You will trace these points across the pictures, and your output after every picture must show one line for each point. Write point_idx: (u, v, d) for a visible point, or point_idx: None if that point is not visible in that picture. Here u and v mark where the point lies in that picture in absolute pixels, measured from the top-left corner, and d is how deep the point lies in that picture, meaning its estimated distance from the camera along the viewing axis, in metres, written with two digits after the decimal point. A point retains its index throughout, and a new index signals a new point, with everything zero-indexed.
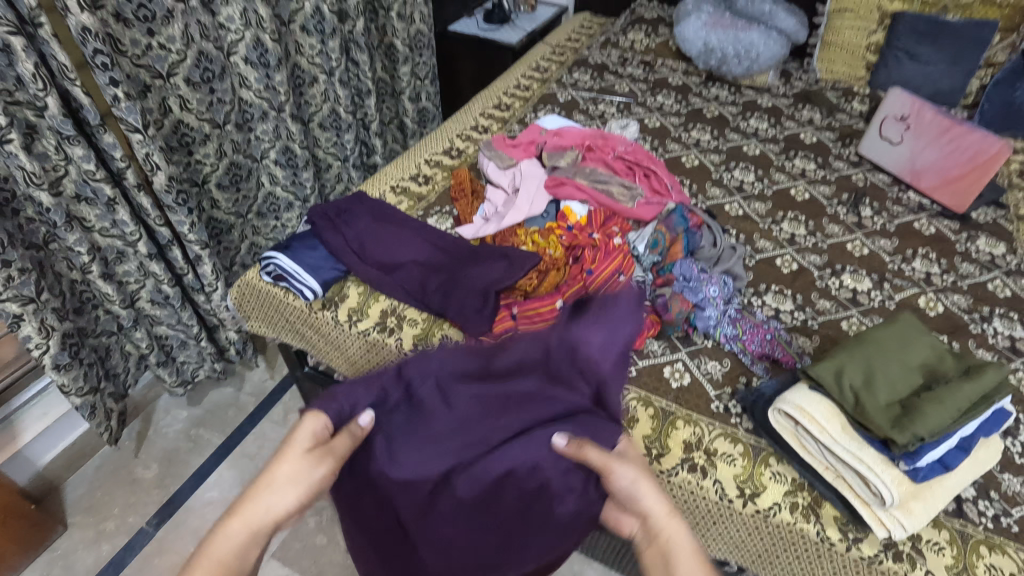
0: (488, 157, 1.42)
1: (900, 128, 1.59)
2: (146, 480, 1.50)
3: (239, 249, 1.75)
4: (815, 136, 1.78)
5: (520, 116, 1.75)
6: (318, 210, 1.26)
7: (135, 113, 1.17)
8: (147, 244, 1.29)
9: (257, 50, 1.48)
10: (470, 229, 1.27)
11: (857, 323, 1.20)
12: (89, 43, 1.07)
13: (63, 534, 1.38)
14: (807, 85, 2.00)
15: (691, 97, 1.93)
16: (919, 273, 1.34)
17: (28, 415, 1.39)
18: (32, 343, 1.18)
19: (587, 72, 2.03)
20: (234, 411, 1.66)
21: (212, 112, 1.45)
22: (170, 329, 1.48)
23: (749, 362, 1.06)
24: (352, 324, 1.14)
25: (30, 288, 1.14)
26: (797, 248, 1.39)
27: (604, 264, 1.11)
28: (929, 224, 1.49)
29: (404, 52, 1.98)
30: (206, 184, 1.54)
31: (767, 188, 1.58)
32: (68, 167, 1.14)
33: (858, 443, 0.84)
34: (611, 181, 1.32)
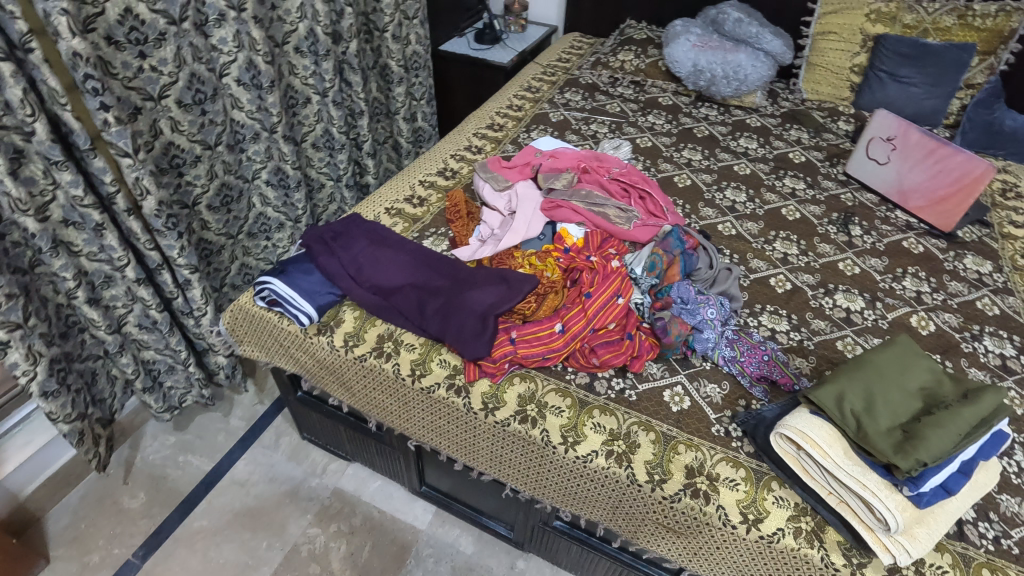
0: (484, 179, 1.42)
1: (886, 149, 1.62)
2: (133, 509, 1.45)
3: (229, 270, 1.72)
4: (803, 156, 1.81)
5: (513, 136, 1.76)
6: (313, 233, 1.25)
7: (126, 137, 1.16)
8: (135, 268, 1.27)
9: (250, 72, 1.47)
10: (466, 252, 1.26)
11: (852, 344, 1.21)
12: (80, 68, 1.05)
13: (45, 568, 1.34)
14: (794, 106, 2.04)
15: (682, 117, 1.96)
16: (910, 292, 1.36)
17: (11, 444, 1.35)
18: (18, 370, 1.15)
19: (578, 92, 2.05)
20: (224, 436, 1.63)
21: (203, 133, 1.44)
22: (158, 353, 1.45)
23: (748, 385, 1.06)
24: (347, 349, 1.13)
25: (15, 315, 1.12)
26: (791, 268, 1.40)
27: (602, 288, 1.11)
28: (917, 243, 1.51)
29: (399, 72, 1.98)
30: (196, 206, 1.52)
31: (759, 208, 1.60)
32: (56, 192, 1.11)
33: (862, 468, 0.83)
34: (607, 204, 1.32)
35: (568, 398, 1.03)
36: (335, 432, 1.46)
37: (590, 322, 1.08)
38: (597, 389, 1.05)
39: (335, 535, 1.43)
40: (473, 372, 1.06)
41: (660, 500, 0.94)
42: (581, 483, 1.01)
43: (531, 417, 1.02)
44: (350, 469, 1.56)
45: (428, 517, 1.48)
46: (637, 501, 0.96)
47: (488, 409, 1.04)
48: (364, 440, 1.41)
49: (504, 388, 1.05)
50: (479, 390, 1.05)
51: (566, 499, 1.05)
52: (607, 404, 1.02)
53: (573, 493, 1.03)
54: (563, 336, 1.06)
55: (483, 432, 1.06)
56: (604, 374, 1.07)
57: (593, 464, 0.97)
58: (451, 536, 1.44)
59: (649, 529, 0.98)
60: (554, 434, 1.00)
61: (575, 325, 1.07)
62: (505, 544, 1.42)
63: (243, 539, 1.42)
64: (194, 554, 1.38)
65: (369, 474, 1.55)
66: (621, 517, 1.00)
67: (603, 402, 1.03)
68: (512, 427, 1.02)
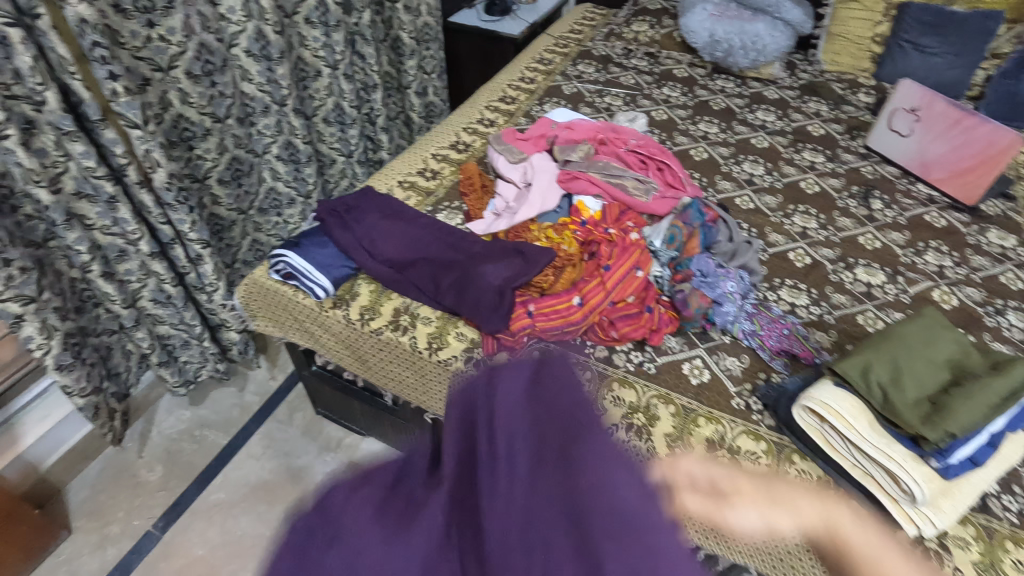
0: (498, 152, 1.40)
1: (909, 121, 1.58)
2: (151, 482, 1.47)
3: (240, 245, 1.72)
4: (822, 128, 1.77)
5: (526, 110, 1.72)
6: (326, 207, 1.23)
7: (136, 109, 1.14)
8: (148, 243, 1.26)
9: (259, 42, 1.44)
10: (481, 225, 1.25)
11: (873, 318, 1.20)
12: (88, 35, 1.03)
13: (67, 539, 1.36)
14: (812, 77, 2.00)
15: (698, 89, 1.92)
16: (932, 267, 1.34)
17: (29, 418, 1.37)
18: (33, 344, 1.15)
19: (591, 64, 2.00)
20: (238, 411, 1.63)
21: (213, 106, 1.42)
22: (173, 328, 1.44)
23: (769, 358, 1.05)
24: (363, 322, 1.12)
25: (30, 289, 1.11)
26: (810, 242, 1.38)
27: (621, 260, 1.09)
28: (939, 216, 1.48)
29: (411, 45, 1.95)
30: (207, 179, 1.50)
31: (777, 181, 1.57)
32: (68, 163, 1.10)
33: (887, 440, 0.83)
34: (625, 175, 1.30)
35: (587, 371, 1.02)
36: (350, 407, 1.46)
37: (609, 294, 1.06)
38: (616, 361, 1.04)
39: None
40: (490, 345, 1.05)
41: None
42: None
43: None
44: (364, 444, 1.57)
45: None
46: None
47: None
48: (379, 415, 1.41)
49: None
50: None
51: None
52: (627, 376, 1.02)
53: None
54: (581, 309, 1.04)
55: None
56: (622, 348, 1.06)
57: None
58: None
59: None
60: None
61: (594, 299, 1.05)
62: None
63: (260, 512, 1.43)
64: (212, 525, 1.40)
65: (383, 448, 1.56)
66: None
67: (623, 375, 1.02)
68: None
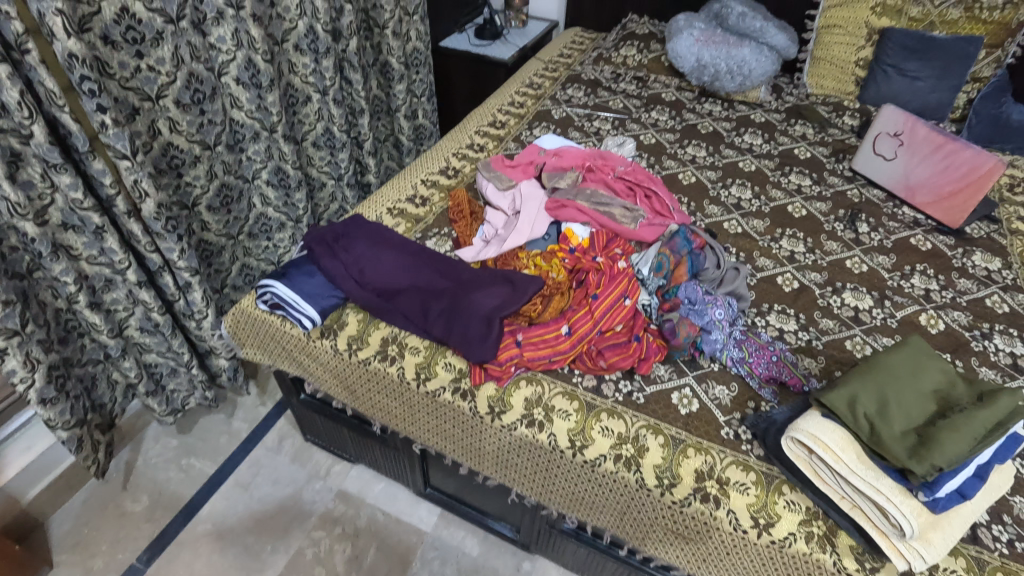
0: (487, 179, 1.40)
1: (893, 145, 1.60)
2: (136, 513, 1.45)
3: (230, 271, 1.71)
4: (809, 151, 1.79)
5: (516, 134, 1.74)
6: (315, 235, 1.23)
7: (124, 140, 1.14)
8: (136, 272, 1.25)
9: (249, 70, 1.45)
10: (470, 252, 1.25)
11: (861, 343, 1.20)
12: (76, 69, 1.04)
13: (48, 574, 1.33)
14: (798, 100, 2.02)
15: (685, 113, 1.94)
16: (918, 290, 1.35)
17: (13, 449, 1.34)
18: (16, 378, 1.14)
19: (580, 88, 2.03)
20: (226, 439, 1.61)
21: (203, 133, 1.42)
22: (160, 357, 1.43)
23: (757, 386, 1.05)
24: (351, 352, 1.12)
25: (13, 321, 1.10)
26: (797, 266, 1.39)
27: (609, 289, 1.10)
28: (925, 239, 1.50)
29: (400, 70, 1.96)
30: (196, 206, 1.50)
31: (765, 205, 1.58)
32: (55, 195, 1.10)
33: (876, 473, 0.82)
34: (613, 203, 1.30)
35: (575, 401, 1.02)
36: (339, 434, 1.45)
37: (597, 323, 1.07)
38: (604, 392, 1.03)
39: (338, 538, 1.42)
40: (478, 375, 1.04)
41: (670, 505, 0.93)
42: (590, 488, 1.00)
43: (538, 421, 1.01)
44: (354, 471, 1.55)
45: (432, 519, 1.47)
46: (646, 505, 0.96)
47: (494, 413, 1.03)
48: (368, 442, 1.40)
49: (510, 391, 1.04)
50: (484, 394, 1.04)
51: (574, 502, 1.04)
52: (615, 407, 1.01)
53: (581, 498, 1.03)
54: (569, 338, 1.05)
55: (489, 437, 1.05)
56: (611, 377, 1.05)
57: (601, 468, 0.97)
58: (457, 538, 1.43)
59: (658, 533, 0.98)
60: (562, 437, 0.99)
61: (582, 327, 1.06)
62: (511, 545, 1.42)
63: (247, 543, 1.41)
64: (198, 557, 1.38)
65: (373, 475, 1.54)
66: (627, 522, 1.00)
67: (611, 406, 1.01)
68: (518, 431, 1.01)
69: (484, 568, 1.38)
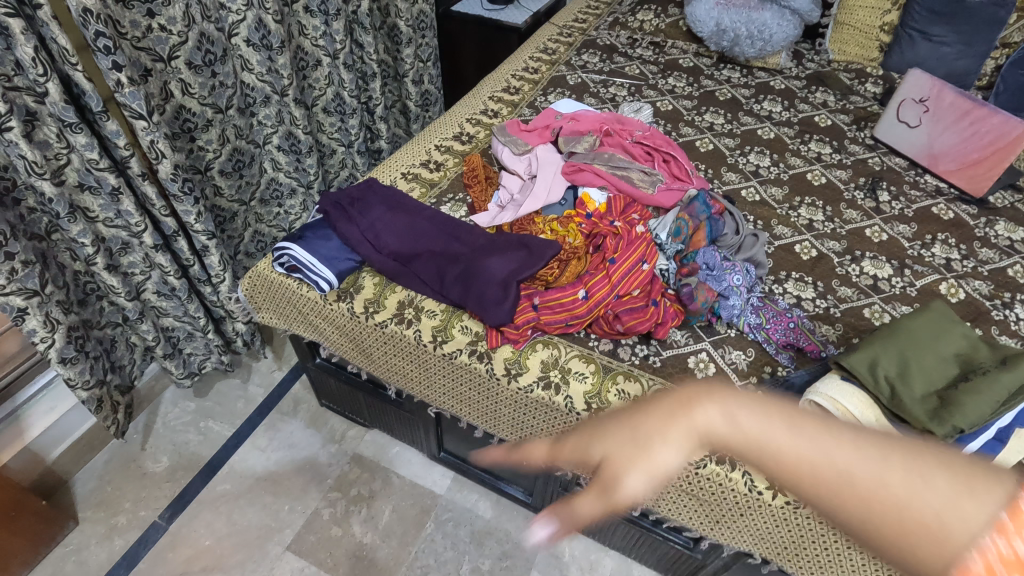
0: (502, 143, 1.38)
1: (917, 112, 1.56)
2: (156, 473, 1.48)
3: (242, 237, 1.71)
4: (829, 119, 1.75)
5: (530, 100, 1.71)
6: (330, 199, 1.22)
7: (140, 99, 1.12)
8: (152, 235, 1.25)
9: (260, 31, 1.42)
10: (486, 217, 1.24)
11: (879, 311, 1.19)
12: (91, 25, 1.02)
13: (74, 529, 1.37)
14: (819, 67, 1.97)
15: (703, 79, 1.90)
16: (939, 260, 1.33)
17: (36, 409, 1.37)
18: (37, 337, 1.15)
19: (595, 54, 1.98)
20: (243, 403, 1.64)
21: (215, 96, 1.41)
22: (177, 320, 1.44)
23: (774, 351, 1.05)
24: (368, 315, 1.11)
25: (33, 282, 1.11)
26: (816, 235, 1.37)
27: (627, 253, 1.09)
28: (947, 208, 1.47)
29: (408, 33, 1.92)
30: (209, 171, 1.50)
31: (783, 173, 1.55)
32: (71, 155, 1.09)
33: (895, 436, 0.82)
34: (630, 168, 1.29)
35: (592, 364, 1.02)
36: (354, 398, 1.46)
37: (614, 288, 1.06)
38: (621, 355, 1.04)
39: (355, 499, 1.45)
40: (495, 338, 1.05)
41: (685, 467, 0.94)
42: None
43: (554, 383, 1.01)
44: (368, 436, 1.57)
45: (446, 482, 1.49)
46: None
47: (510, 375, 1.03)
48: (383, 407, 1.41)
49: (527, 353, 1.04)
50: (501, 356, 1.04)
51: None
52: (631, 370, 1.02)
53: None
54: (586, 302, 1.05)
55: (504, 399, 1.06)
56: (627, 341, 1.06)
57: None
58: (469, 501, 1.46)
59: (673, 495, 0.99)
60: (578, 400, 0.99)
61: (599, 291, 1.05)
62: (523, 509, 1.44)
63: (265, 503, 1.44)
64: (218, 516, 1.41)
65: (388, 440, 1.57)
66: None
67: (627, 369, 1.02)
68: (534, 394, 1.01)
69: (498, 530, 1.41)
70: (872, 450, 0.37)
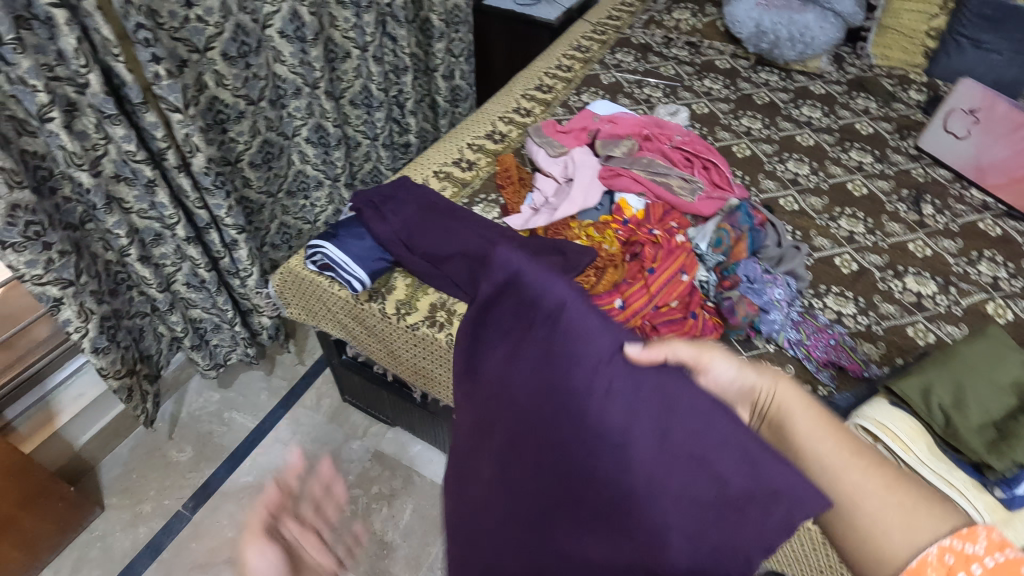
0: (538, 144, 1.36)
1: (967, 122, 1.51)
2: (181, 462, 1.49)
3: (269, 229, 1.71)
4: (871, 127, 1.70)
5: (563, 99, 1.68)
6: (363, 197, 1.21)
7: (177, 92, 1.12)
8: (185, 227, 1.25)
9: (294, 23, 1.41)
10: (520, 220, 1.22)
11: (923, 330, 1.15)
12: (131, 17, 1.01)
13: (99, 515, 1.38)
14: (860, 72, 1.91)
15: (740, 82, 1.85)
16: (986, 278, 1.28)
17: (65, 395, 1.40)
18: (71, 327, 1.16)
19: (630, 53, 1.94)
20: (266, 395, 1.64)
21: (247, 88, 1.40)
22: (205, 312, 1.44)
23: (814, 369, 1.01)
24: (400, 317, 1.11)
25: (68, 272, 1.11)
26: (857, 247, 1.33)
27: (666, 263, 1.07)
28: (994, 224, 1.42)
29: (440, 27, 1.90)
30: (239, 162, 1.49)
31: (823, 182, 1.51)
32: (108, 146, 1.09)
33: (948, 466, 0.79)
34: (670, 174, 1.25)
35: None
36: (378, 396, 1.45)
37: (652, 299, 1.03)
38: None
39: (375, 497, 1.45)
40: None
41: None
42: None
43: None
44: (390, 433, 1.57)
45: None
46: None
47: None
48: (407, 406, 1.41)
49: None
50: None
51: None
52: None
53: None
54: (623, 312, 1.02)
55: None
56: None
57: None
58: None
59: None
60: None
61: (635, 302, 1.03)
62: None
63: None
64: (241, 508, 1.42)
65: (409, 438, 1.56)
66: None
67: None
68: None
69: None
70: (886, 470, 0.58)
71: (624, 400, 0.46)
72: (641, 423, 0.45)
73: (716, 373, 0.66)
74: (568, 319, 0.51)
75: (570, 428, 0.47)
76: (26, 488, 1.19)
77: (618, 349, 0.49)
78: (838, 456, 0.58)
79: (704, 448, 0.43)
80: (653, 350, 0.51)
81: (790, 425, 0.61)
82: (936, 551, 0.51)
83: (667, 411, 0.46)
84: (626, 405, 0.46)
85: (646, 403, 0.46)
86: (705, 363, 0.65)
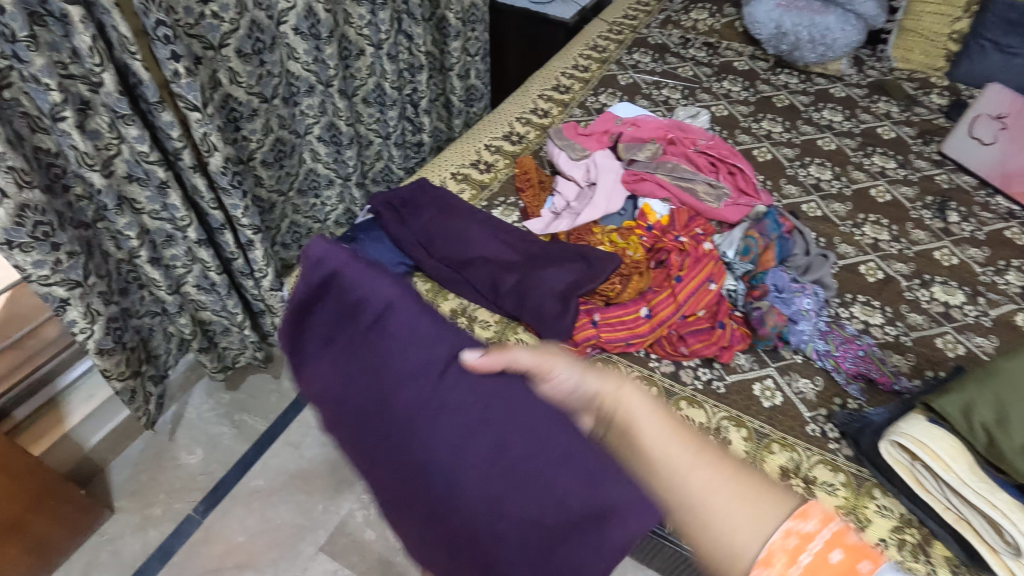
0: (559, 147, 1.32)
1: (993, 128, 1.52)
2: (190, 465, 1.47)
3: (280, 228, 1.68)
4: (893, 131, 1.67)
5: (581, 100, 1.65)
6: (381, 199, 1.19)
7: (195, 90, 1.09)
8: (197, 229, 1.23)
9: (309, 20, 1.39)
10: (541, 224, 1.20)
11: (953, 342, 1.13)
12: (151, 13, 0.99)
13: (109, 518, 1.37)
14: (881, 74, 1.89)
15: (759, 84, 1.82)
16: (1014, 288, 1.26)
17: (73, 397, 1.38)
18: (77, 328, 1.13)
19: (647, 53, 1.92)
20: (277, 397, 1.62)
21: (261, 86, 1.38)
22: (215, 315, 1.41)
23: (844, 382, 0.99)
24: None
25: (77, 273, 1.08)
26: (882, 255, 1.31)
27: (694, 271, 1.04)
28: (1021, 232, 1.39)
29: (456, 26, 1.87)
30: (251, 161, 1.47)
31: (845, 187, 1.48)
32: (121, 146, 1.07)
33: (990, 486, 0.77)
34: (695, 179, 1.23)
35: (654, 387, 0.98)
36: None
37: (680, 308, 1.01)
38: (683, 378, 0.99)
39: None
40: None
41: None
42: None
43: None
44: None
45: None
46: None
47: None
48: None
49: None
50: None
51: None
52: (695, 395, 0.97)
53: None
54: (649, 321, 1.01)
55: None
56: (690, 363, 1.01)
57: None
58: None
59: None
60: None
61: (663, 310, 1.01)
62: None
63: (298, 501, 1.42)
64: (251, 513, 1.40)
65: None
66: None
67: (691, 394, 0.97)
68: None
69: None
70: (711, 453, 0.57)
71: (451, 422, 0.46)
72: (471, 431, 0.45)
73: (561, 379, 0.60)
74: (396, 319, 0.50)
75: (391, 440, 0.46)
76: (34, 493, 1.16)
77: (453, 359, 0.49)
78: (689, 454, 0.56)
79: (538, 466, 0.44)
80: (495, 357, 0.50)
81: (637, 435, 0.57)
82: (779, 535, 0.53)
83: (487, 424, 0.46)
84: (462, 417, 0.46)
85: (472, 413, 0.46)
86: (549, 368, 0.59)
